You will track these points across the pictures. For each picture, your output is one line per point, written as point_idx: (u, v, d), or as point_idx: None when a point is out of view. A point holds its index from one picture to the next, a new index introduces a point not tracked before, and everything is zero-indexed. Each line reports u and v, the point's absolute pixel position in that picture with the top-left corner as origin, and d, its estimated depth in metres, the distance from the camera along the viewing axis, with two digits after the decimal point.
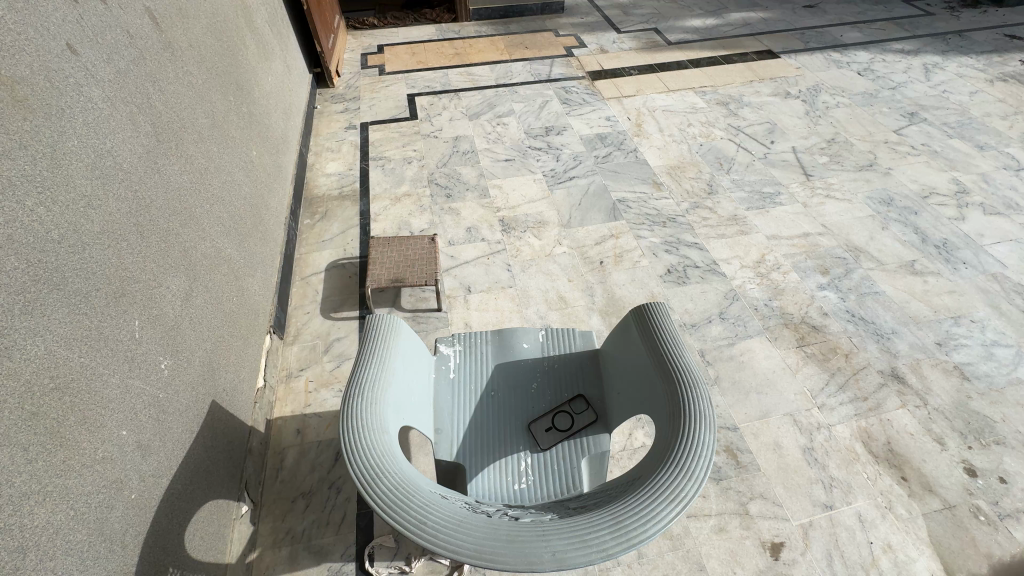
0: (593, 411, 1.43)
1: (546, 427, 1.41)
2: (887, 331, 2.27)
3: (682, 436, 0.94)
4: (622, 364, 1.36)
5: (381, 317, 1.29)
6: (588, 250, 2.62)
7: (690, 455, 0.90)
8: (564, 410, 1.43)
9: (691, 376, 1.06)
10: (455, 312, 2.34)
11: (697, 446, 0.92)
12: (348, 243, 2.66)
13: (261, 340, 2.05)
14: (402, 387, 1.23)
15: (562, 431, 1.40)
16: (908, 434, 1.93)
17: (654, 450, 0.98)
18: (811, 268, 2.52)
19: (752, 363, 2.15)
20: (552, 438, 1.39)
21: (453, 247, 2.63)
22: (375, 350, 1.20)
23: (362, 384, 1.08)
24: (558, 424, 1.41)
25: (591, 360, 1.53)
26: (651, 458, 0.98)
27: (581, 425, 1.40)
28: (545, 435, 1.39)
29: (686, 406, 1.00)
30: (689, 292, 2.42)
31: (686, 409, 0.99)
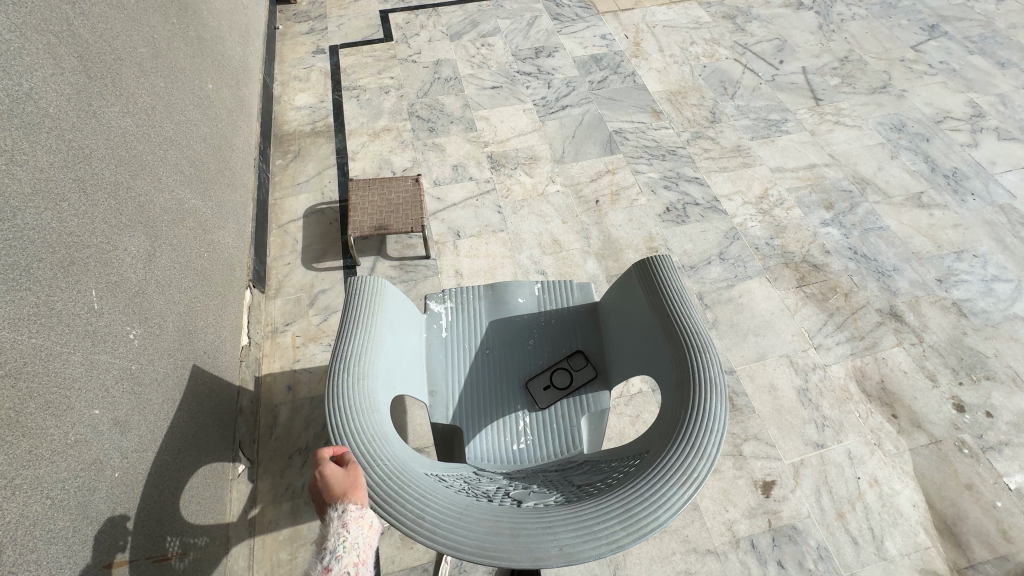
0: (593, 367, 1.38)
1: (544, 385, 1.36)
2: (889, 268, 2.21)
3: (692, 411, 0.88)
4: (624, 322, 1.29)
5: (366, 279, 1.18)
6: (583, 187, 2.47)
7: (702, 432, 0.85)
8: (563, 367, 1.38)
9: (701, 342, 0.99)
10: (444, 259, 2.22)
11: (710, 422, 0.87)
12: (325, 185, 2.47)
13: (240, 296, 1.93)
14: (393, 354, 1.16)
15: (561, 388, 1.36)
16: (902, 372, 1.94)
17: (662, 424, 0.93)
18: (815, 203, 2.42)
19: (751, 304, 2.10)
20: (551, 397, 1.35)
21: (439, 187, 2.46)
22: (362, 317, 1.11)
23: (349, 357, 1.00)
24: (557, 381, 1.37)
25: (590, 313, 1.46)
26: (658, 431, 0.93)
27: (581, 382, 1.36)
28: (544, 394, 1.35)
29: (696, 376, 0.94)
30: (688, 232, 2.31)
31: (696, 381, 0.93)
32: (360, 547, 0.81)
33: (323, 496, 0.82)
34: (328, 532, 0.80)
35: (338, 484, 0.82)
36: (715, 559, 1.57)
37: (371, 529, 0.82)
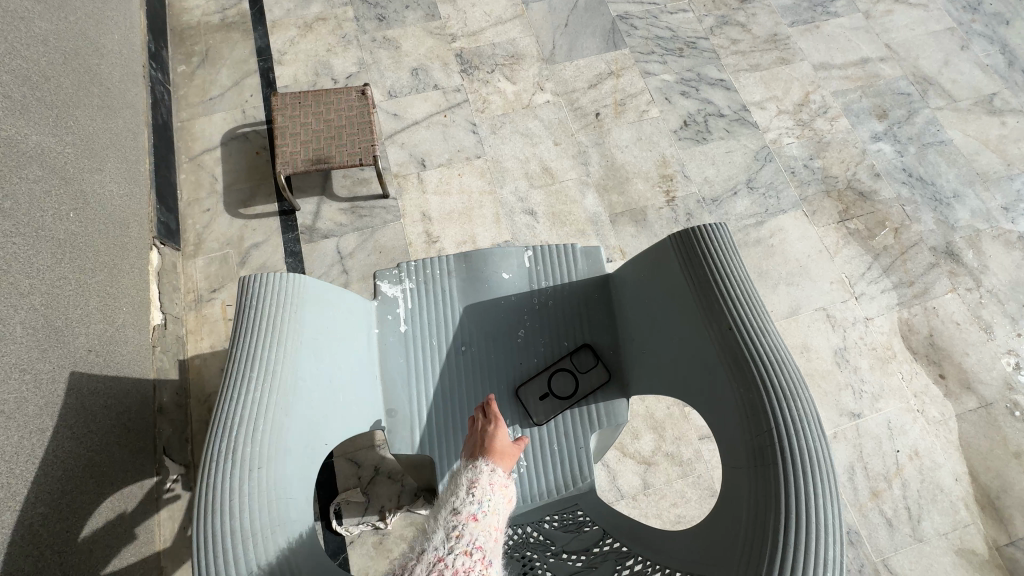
0: (605, 366, 1.04)
1: (540, 394, 1.02)
2: (948, 195, 1.83)
3: (790, 519, 0.56)
4: (647, 314, 0.93)
5: (266, 275, 0.78)
6: (579, 96, 1.94)
7: (810, 561, 0.53)
8: (565, 367, 1.03)
9: (786, 380, 0.65)
10: (407, 199, 1.76)
11: (819, 540, 0.55)
12: (246, 101, 1.90)
13: (141, 261, 1.49)
14: (323, 386, 0.80)
15: (564, 397, 1.02)
16: (954, 324, 1.66)
17: (732, 523, 0.61)
18: (865, 111, 1.95)
19: (784, 246, 1.74)
20: (550, 408, 1.01)
21: (396, 100, 1.91)
22: (258, 344, 0.73)
23: (231, 426, 0.66)
24: (558, 387, 1.02)
25: (600, 289, 1.08)
26: (727, 533, 0.61)
27: (589, 388, 1.02)
28: (540, 405, 1.02)
29: (787, 451, 0.60)
30: (710, 153, 1.86)
31: (790, 459, 0.59)
32: (501, 512, 0.75)
33: (478, 440, 0.82)
34: (478, 476, 0.75)
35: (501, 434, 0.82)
36: None
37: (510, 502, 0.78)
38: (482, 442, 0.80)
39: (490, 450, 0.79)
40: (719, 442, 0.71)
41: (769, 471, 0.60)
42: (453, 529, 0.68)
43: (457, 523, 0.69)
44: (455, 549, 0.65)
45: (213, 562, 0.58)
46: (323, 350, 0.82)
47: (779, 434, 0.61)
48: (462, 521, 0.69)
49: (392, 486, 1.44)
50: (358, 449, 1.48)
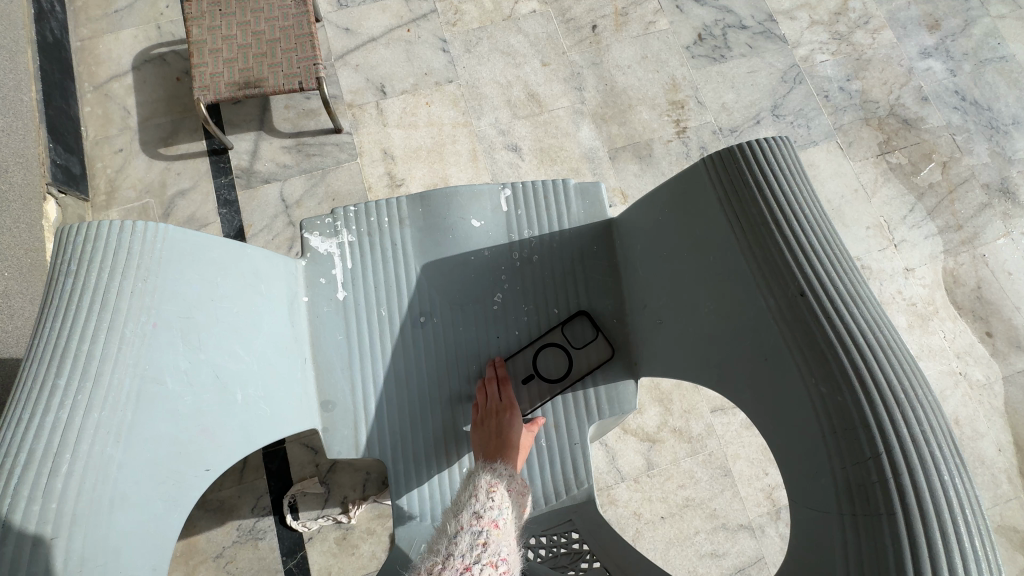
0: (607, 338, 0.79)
1: (524, 376, 0.78)
2: (1006, 121, 1.55)
3: None
4: (665, 270, 0.68)
5: (89, 226, 0.54)
6: (572, 4, 1.60)
7: None
8: (556, 341, 0.79)
9: (894, 376, 0.42)
10: (364, 134, 1.46)
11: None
12: (161, 12, 1.54)
13: (28, 214, 1.20)
14: (196, 387, 0.56)
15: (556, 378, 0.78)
16: (1005, 274, 1.43)
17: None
18: (914, 21, 1.63)
19: (813, 185, 1.47)
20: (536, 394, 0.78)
21: (347, 10, 1.55)
22: (67, 330, 0.50)
23: (11, 457, 0.45)
24: (546, 367, 0.79)
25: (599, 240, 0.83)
26: None
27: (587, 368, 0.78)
28: (524, 390, 0.78)
29: (905, 494, 0.38)
30: (729, 73, 1.55)
31: (911, 507, 0.38)
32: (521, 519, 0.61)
33: (492, 429, 0.68)
34: (499, 478, 0.60)
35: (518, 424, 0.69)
36: (750, 537, 1.20)
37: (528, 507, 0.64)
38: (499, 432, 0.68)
39: (510, 444, 0.66)
40: (781, 463, 0.49)
41: (876, 528, 0.38)
42: (477, 533, 0.54)
43: (480, 529, 0.55)
44: (481, 561, 0.52)
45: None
46: (199, 335, 0.58)
47: (888, 468, 0.39)
48: (486, 527, 0.55)
49: (356, 475, 1.22)
50: (313, 434, 1.25)
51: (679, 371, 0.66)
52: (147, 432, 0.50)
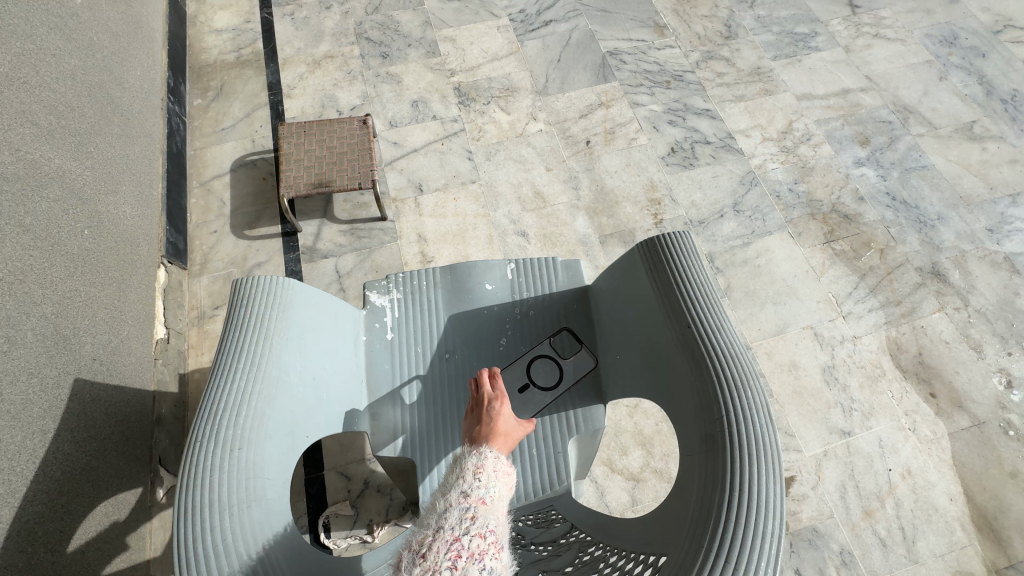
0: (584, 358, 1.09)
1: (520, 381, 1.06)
2: (932, 217, 1.87)
3: (723, 491, 0.60)
4: (622, 319, 0.97)
5: (256, 277, 0.85)
6: (571, 125, 2.04)
7: (739, 532, 0.56)
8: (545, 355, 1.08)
9: (739, 373, 0.69)
10: (404, 222, 1.84)
11: (756, 516, 0.58)
12: (256, 131, 2.02)
13: (147, 279, 1.56)
14: (306, 384, 0.85)
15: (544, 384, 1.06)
16: (943, 343, 1.67)
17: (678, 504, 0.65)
18: (848, 138, 2.02)
19: (770, 266, 1.78)
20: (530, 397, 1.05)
21: (396, 130, 2.02)
22: (241, 341, 0.79)
23: (214, 413, 0.73)
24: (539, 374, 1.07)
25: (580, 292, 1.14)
26: (673, 515, 0.65)
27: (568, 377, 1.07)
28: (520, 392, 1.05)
29: (730, 431, 0.64)
30: (696, 177, 1.93)
31: (732, 438, 0.63)
32: (506, 498, 0.67)
33: (480, 420, 0.75)
34: (483, 461, 0.67)
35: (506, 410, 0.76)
36: None
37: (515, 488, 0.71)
38: (485, 420, 0.74)
39: (494, 433, 0.72)
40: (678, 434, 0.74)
41: (713, 453, 0.64)
42: (465, 509, 0.61)
43: (468, 505, 0.61)
44: (470, 531, 0.58)
45: (190, 533, 0.63)
46: (308, 350, 0.88)
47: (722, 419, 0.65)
48: (473, 503, 0.62)
49: (381, 499, 1.44)
50: (347, 463, 1.49)
51: (635, 391, 0.93)
52: (282, 404, 0.79)
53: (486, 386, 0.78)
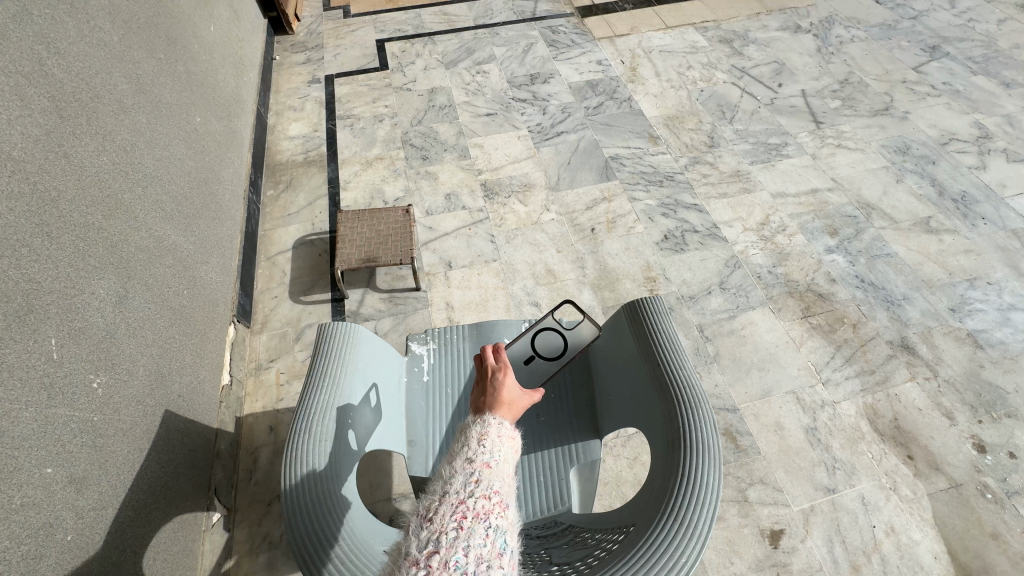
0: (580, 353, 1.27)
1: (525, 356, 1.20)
2: (898, 297, 2.12)
3: (678, 473, 0.83)
4: (611, 364, 1.23)
5: (334, 322, 1.13)
6: (578, 215, 2.41)
7: (691, 500, 0.79)
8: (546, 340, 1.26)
9: (692, 395, 0.94)
10: (435, 292, 2.16)
11: (701, 488, 0.81)
12: (316, 216, 2.44)
13: (222, 333, 1.87)
14: (366, 403, 1.12)
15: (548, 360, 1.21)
16: (916, 410, 1.84)
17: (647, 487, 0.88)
18: (818, 229, 2.34)
19: (754, 337, 2.02)
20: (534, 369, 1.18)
21: (432, 216, 2.41)
22: (326, 366, 1.06)
23: (307, 418, 0.99)
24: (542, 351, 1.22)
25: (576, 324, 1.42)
26: (644, 496, 0.87)
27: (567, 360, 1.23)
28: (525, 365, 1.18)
29: (684, 432, 0.88)
30: (687, 260, 2.24)
31: (685, 437, 0.88)
32: (511, 459, 0.76)
33: (484, 390, 0.83)
34: (487, 429, 0.76)
35: (510, 383, 0.84)
36: None
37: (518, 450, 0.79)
38: (489, 391, 0.82)
39: (497, 402, 0.81)
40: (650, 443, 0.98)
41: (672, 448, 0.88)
42: (470, 473, 0.70)
43: (473, 470, 0.70)
44: (475, 492, 0.68)
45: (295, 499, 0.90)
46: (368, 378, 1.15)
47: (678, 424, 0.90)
48: (477, 467, 0.71)
49: None
50: (376, 501, 1.66)
51: (620, 422, 1.17)
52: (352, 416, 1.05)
53: (491, 361, 0.86)
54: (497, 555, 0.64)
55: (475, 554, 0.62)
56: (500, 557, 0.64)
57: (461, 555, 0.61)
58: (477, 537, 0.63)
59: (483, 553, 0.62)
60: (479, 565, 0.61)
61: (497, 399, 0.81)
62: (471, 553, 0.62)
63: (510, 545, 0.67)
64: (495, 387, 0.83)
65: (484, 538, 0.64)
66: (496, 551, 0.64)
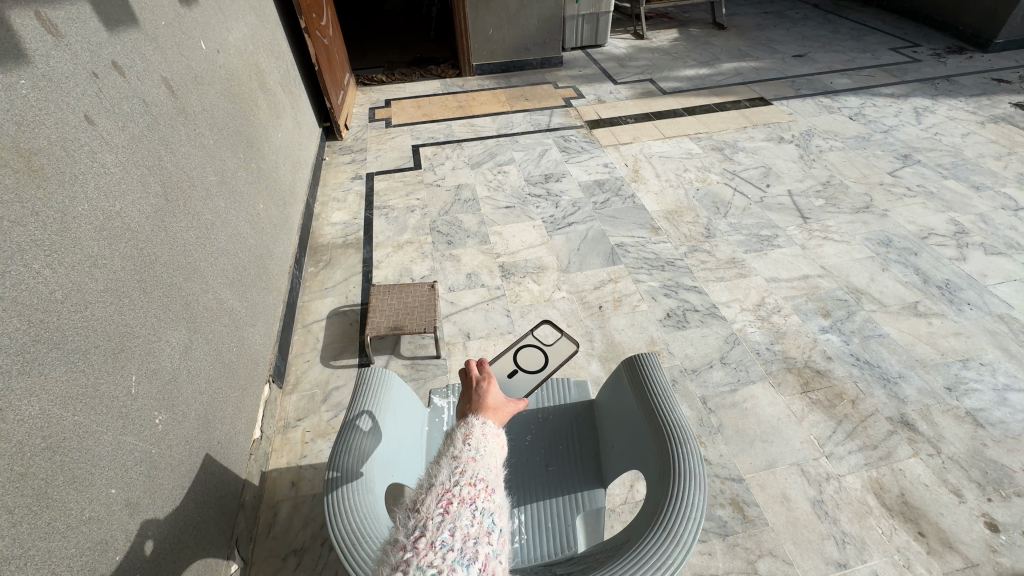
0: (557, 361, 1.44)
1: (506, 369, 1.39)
2: (894, 375, 2.22)
3: (670, 497, 0.98)
4: (613, 409, 1.37)
5: (378, 367, 1.31)
6: (587, 294, 2.64)
7: (680, 520, 0.93)
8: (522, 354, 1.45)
9: (681, 431, 1.08)
10: (454, 359, 2.33)
11: (688, 510, 0.95)
12: (350, 290, 2.71)
13: (259, 390, 2.04)
14: (397, 437, 1.26)
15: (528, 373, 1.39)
16: (922, 486, 1.86)
17: (644, 510, 1.02)
18: (812, 311, 2.51)
19: (755, 409, 2.11)
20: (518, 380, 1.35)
21: (454, 292, 2.66)
22: (367, 397, 1.22)
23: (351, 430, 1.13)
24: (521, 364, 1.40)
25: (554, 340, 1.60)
26: (640, 519, 1.01)
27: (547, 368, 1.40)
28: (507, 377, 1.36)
29: (674, 462, 1.03)
30: (689, 336, 2.41)
31: (676, 467, 1.02)
32: (496, 452, 0.89)
33: (471, 398, 0.97)
34: (471, 429, 0.89)
35: (493, 391, 0.98)
36: None
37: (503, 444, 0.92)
38: (476, 400, 0.96)
39: (483, 408, 0.94)
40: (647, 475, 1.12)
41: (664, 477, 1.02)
42: (456, 467, 0.83)
43: (458, 464, 0.83)
44: (461, 481, 0.80)
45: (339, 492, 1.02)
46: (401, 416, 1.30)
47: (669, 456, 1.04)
48: (463, 461, 0.84)
49: None
50: None
51: (621, 464, 1.29)
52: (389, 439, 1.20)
53: (477, 371, 1.00)
54: (484, 533, 0.77)
55: (462, 533, 0.74)
56: (487, 534, 0.77)
57: (446, 535, 0.73)
58: (463, 519, 0.76)
59: (470, 531, 0.75)
60: (465, 541, 0.74)
61: (482, 405, 0.95)
62: (457, 532, 0.74)
63: (495, 523, 0.79)
64: (479, 395, 0.97)
65: (470, 519, 0.77)
66: (482, 528, 0.77)
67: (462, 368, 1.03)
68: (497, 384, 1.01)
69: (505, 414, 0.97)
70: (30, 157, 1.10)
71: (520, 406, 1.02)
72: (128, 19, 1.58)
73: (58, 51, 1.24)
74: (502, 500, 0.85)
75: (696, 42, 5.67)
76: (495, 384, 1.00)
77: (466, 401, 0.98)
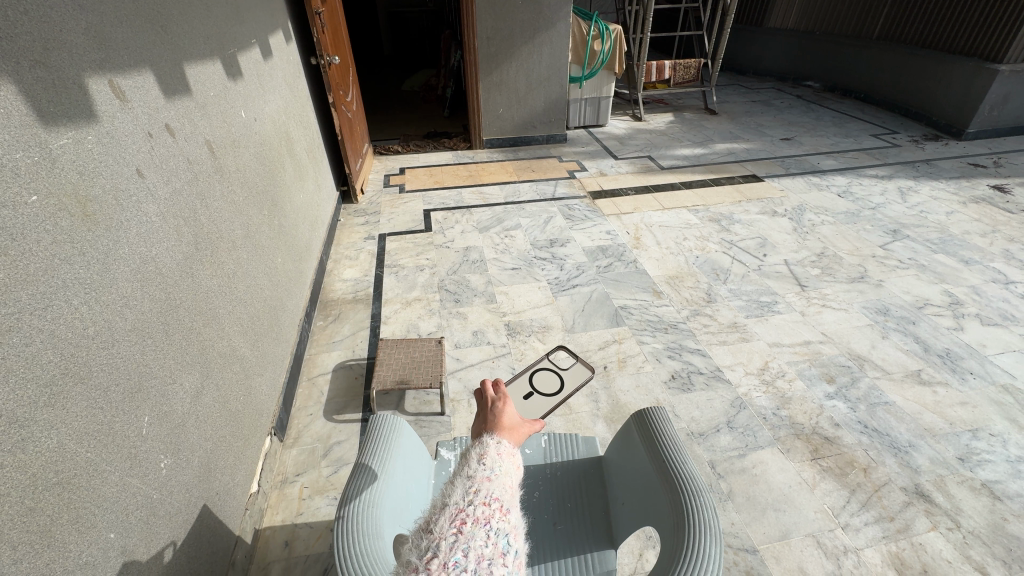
0: (568, 393, 1.95)
1: (522, 393, 1.90)
2: (904, 443, 2.19)
3: (685, 552, 0.97)
4: (622, 464, 1.36)
5: (389, 415, 1.32)
6: (591, 354, 2.67)
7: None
8: (539, 382, 1.96)
9: (693, 485, 1.08)
10: (458, 416, 2.31)
11: (704, 565, 0.94)
12: (357, 345, 2.74)
13: (260, 441, 2.01)
14: (404, 483, 1.25)
15: (540, 400, 1.89)
16: (945, 562, 1.78)
17: (658, 565, 1.00)
18: (816, 376, 2.53)
19: (765, 476, 2.06)
20: (530, 405, 1.86)
21: (460, 349, 2.69)
22: (377, 442, 1.23)
23: (357, 475, 1.13)
24: (536, 391, 1.93)
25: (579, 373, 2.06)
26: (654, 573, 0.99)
27: (558, 402, 1.88)
28: (522, 399, 1.87)
29: (688, 516, 1.02)
30: (694, 399, 2.40)
31: (689, 521, 1.01)
32: (509, 472, 1.02)
33: (487, 416, 1.14)
34: (486, 451, 1.03)
35: (507, 412, 1.15)
36: None
37: (516, 461, 1.06)
38: (492, 419, 1.13)
39: (497, 426, 1.11)
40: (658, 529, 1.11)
41: (678, 529, 1.01)
42: (470, 486, 0.96)
43: (473, 483, 0.97)
44: (474, 500, 0.93)
45: (346, 533, 1.01)
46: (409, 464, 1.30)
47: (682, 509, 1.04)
48: (477, 481, 0.97)
49: None
50: None
51: (631, 520, 1.27)
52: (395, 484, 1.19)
53: (491, 392, 1.18)
54: (498, 553, 0.88)
55: (476, 554, 0.85)
56: (501, 556, 0.88)
57: (460, 555, 0.84)
58: (477, 539, 0.87)
59: (484, 552, 0.86)
60: (479, 561, 0.85)
61: (498, 424, 1.11)
62: (470, 552, 0.85)
63: (509, 544, 0.90)
64: (495, 414, 1.13)
65: (485, 539, 0.88)
66: (497, 549, 0.88)
67: (478, 390, 1.19)
68: (511, 405, 1.17)
69: (518, 432, 1.14)
70: (85, 203, 1.19)
71: (532, 425, 1.19)
72: (183, 89, 1.76)
73: (123, 113, 1.38)
74: (515, 520, 0.97)
75: (690, 125, 6.11)
76: (509, 405, 1.17)
77: (484, 420, 1.14)
